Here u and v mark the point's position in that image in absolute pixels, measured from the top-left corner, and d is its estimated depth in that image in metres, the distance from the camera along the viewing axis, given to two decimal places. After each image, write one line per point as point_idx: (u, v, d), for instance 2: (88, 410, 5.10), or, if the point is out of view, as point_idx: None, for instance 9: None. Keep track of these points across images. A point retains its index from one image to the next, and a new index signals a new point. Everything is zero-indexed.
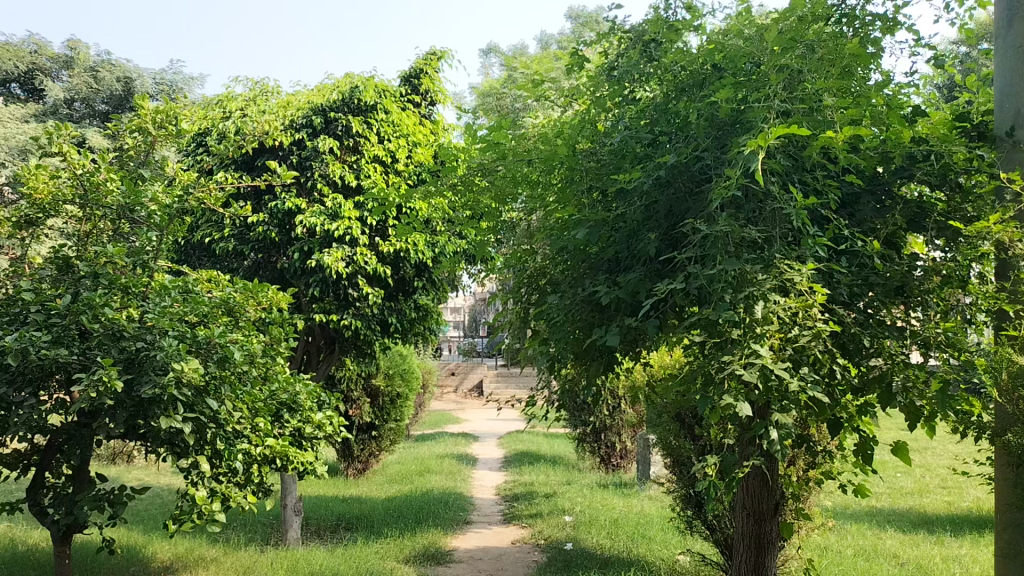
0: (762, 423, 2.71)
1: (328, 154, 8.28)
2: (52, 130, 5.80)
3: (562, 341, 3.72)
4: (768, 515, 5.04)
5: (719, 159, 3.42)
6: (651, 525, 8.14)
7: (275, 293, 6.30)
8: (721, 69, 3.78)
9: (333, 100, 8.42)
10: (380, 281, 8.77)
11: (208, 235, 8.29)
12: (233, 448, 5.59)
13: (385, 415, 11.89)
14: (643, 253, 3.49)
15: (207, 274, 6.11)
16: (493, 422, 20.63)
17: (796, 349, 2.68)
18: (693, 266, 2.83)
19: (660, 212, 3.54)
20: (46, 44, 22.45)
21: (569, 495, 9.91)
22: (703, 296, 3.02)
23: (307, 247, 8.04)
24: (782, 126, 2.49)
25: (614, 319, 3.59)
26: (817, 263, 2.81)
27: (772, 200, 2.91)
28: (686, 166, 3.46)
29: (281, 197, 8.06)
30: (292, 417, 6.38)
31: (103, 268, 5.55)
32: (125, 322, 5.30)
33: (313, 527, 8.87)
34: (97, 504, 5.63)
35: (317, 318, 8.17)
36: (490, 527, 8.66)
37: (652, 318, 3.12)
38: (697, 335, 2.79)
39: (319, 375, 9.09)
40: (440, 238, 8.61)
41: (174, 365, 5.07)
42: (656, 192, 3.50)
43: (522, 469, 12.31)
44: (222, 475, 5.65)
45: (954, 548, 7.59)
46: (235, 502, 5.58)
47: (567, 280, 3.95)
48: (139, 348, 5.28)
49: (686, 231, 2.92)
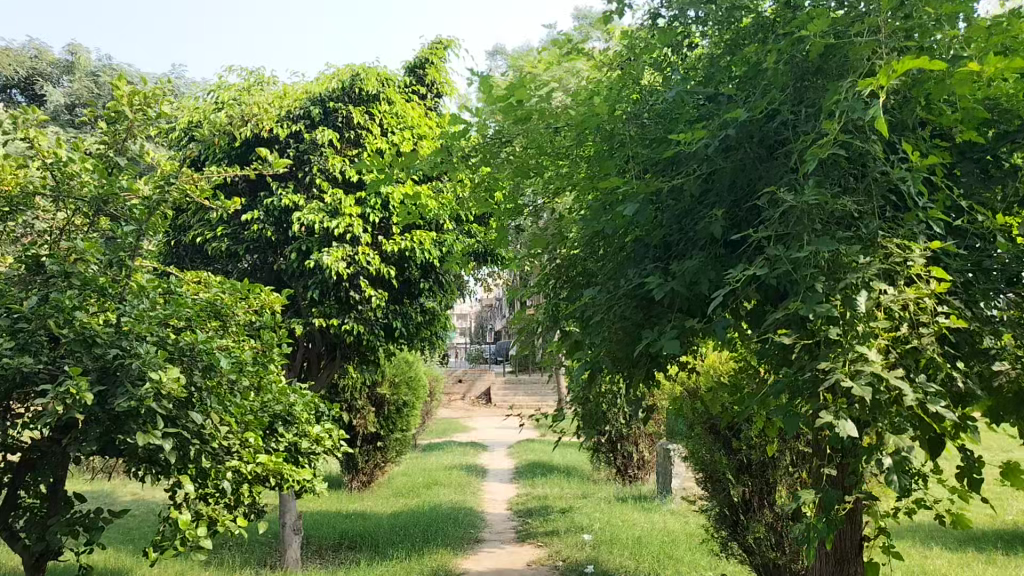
0: (867, 445, 2.14)
1: (328, 146, 7.73)
2: (19, 115, 5.24)
3: (599, 343, 3.14)
4: (850, 556, 4.45)
5: (791, 121, 2.83)
6: (677, 543, 7.55)
7: (268, 294, 5.74)
8: (790, 13, 3.19)
9: (333, 89, 7.88)
10: (384, 283, 8.20)
11: (200, 234, 7.73)
12: (221, 466, 5.03)
13: (391, 425, 11.31)
14: (699, 238, 2.91)
15: (193, 274, 5.54)
16: (503, 432, 20.05)
17: (912, 350, 2.10)
18: (774, 248, 2.25)
19: (717, 188, 2.95)
20: (46, 50, 22.01)
21: (587, 510, 9.30)
22: (781, 287, 2.45)
23: (305, 247, 7.48)
24: (908, 59, 1.92)
25: (664, 317, 3.02)
26: (934, 241, 2.23)
27: (873, 163, 2.32)
28: (750, 132, 2.88)
29: (278, 193, 7.54)
30: (287, 430, 5.81)
31: (74, 266, 4.96)
32: (99, 327, 4.72)
33: (314, 546, 8.31)
34: (70, 528, 4.97)
35: (316, 322, 7.59)
36: (504, 546, 8.07)
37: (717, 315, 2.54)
38: (782, 335, 2.21)
39: (319, 384, 8.53)
40: (448, 237, 8.06)
41: (152, 375, 4.50)
42: (714, 163, 2.92)
43: (534, 481, 11.73)
44: (208, 496, 5.08)
45: (1009, 568, 6.98)
46: (223, 527, 5.00)
47: (602, 272, 3.37)
48: (114, 356, 4.71)
49: (764, 205, 2.34)
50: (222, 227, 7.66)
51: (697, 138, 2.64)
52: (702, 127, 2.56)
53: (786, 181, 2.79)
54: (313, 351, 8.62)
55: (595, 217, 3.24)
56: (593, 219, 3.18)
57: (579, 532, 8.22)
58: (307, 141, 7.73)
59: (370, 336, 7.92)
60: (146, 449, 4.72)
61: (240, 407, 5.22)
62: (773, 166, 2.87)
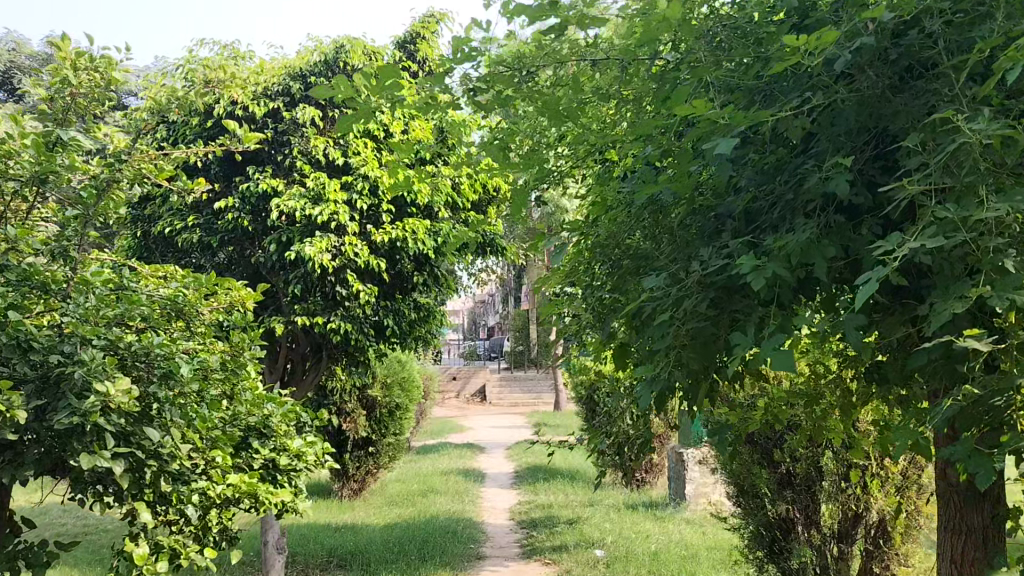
0: None
1: (310, 126, 7.04)
2: None
3: (655, 345, 2.45)
4: None
5: (926, 44, 2.11)
6: (699, 560, 6.87)
7: (240, 289, 5.00)
8: None
9: (314, 63, 7.14)
10: (374, 277, 7.49)
11: (171, 225, 7.04)
12: (184, 489, 4.32)
13: (383, 429, 10.60)
14: (793, 206, 2.20)
15: (153, 266, 4.75)
16: (501, 431, 19.34)
17: None
18: (945, 206, 1.74)
19: (817, 141, 2.25)
20: (24, 43, 21.24)
21: (596, 520, 8.62)
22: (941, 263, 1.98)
23: (285, 237, 6.77)
24: None
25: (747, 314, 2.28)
26: None
27: None
28: (866, 63, 2.15)
29: (254, 178, 6.84)
30: (264, 445, 5.08)
31: (7, 258, 4.20)
32: (34, 329, 3.96)
33: (299, 566, 7.62)
34: (9, 565, 4.12)
35: (299, 321, 6.88)
36: (507, 564, 7.39)
37: (853, 316, 1.99)
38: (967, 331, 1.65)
39: (304, 387, 7.84)
40: (444, 226, 7.34)
41: (97, 386, 3.76)
42: (813, 106, 2.20)
43: (536, 487, 11.05)
44: (171, 524, 4.37)
45: None
46: (188, 561, 4.29)
47: (651, 251, 2.67)
48: (55, 363, 3.97)
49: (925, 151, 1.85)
50: (194, 217, 6.95)
51: (801, 60, 1.93)
52: (815, 38, 1.85)
53: (908, 126, 2.11)
54: (297, 353, 7.92)
55: (639, 176, 2.54)
56: (638, 179, 2.48)
57: (590, 548, 7.54)
58: (287, 120, 7.00)
59: (359, 335, 7.20)
60: (94, 472, 4.01)
61: (208, 419, 4.50)
62: (893, 111, 2.17)
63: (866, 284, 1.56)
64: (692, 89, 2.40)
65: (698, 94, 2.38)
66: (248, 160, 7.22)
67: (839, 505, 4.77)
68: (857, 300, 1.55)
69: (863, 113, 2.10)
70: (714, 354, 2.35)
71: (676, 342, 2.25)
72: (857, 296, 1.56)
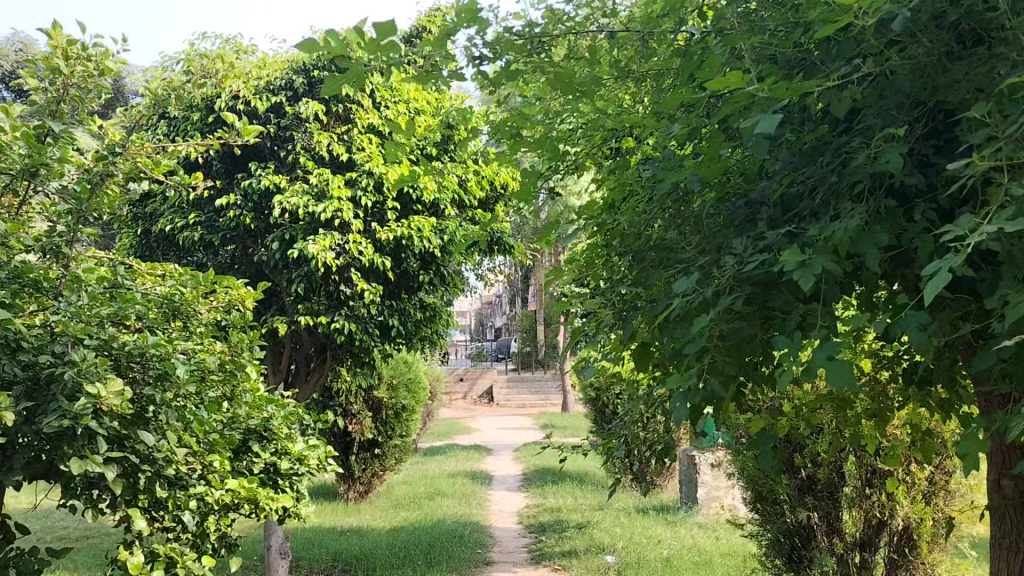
0: None
1: (313, 121, 6.86)
2: None
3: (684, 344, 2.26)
4: None
5: (986, 9, 1.90)
6: (713, 567, 6.66)
7: (239, 288, 4.82)
8: None
9: (318, 56, 6.96)
10: (379, 275, 7.32)
11: (172, 222, 6.89)
12: (181, 495, 4.15)
13: (389, 431, 10.43)
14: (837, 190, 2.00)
15: (149, 264, 4.56)
16: (509, 433, 19.17)
17: None
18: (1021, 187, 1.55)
19: (863, 120, 2.05)
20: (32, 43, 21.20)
21: (606, 525, 8.42)
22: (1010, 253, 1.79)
23: (288, 234, 6.61)
24: None
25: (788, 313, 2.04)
26: None
27: None
28: (919, 32, 1.94)
29: (256, 174, 6.67)
30: (264, 449, 4.90)
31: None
32: (23, 328, 3.79)
33: (303, 571, 7.45)
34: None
35: (302, 321, 6.71)
36: (515, 570, 7.21)
37: (915, 314, 1.80)
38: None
39: (307, 388, 7.67)
40: (451, 224, 7.16)
41: (88, 386, 3.58)
42: (859, 80, 1.99)
43: (544, 490, 10.86)
44: (168, 531, 4.19)
45: None
46: (184, 570, 4.10)
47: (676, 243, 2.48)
48: (45, 364, 3.80)
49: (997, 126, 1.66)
50: (196, 214, 6.80)
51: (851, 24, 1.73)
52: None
53: (967, 101, 1.90)
54: (300, 354, 7.77)
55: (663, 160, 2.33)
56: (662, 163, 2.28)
57: (600, 553, 7.34)
58: (289, 115, 6.83)
59: (364, 335, 7.02)
60: (86, 477, 3.83)
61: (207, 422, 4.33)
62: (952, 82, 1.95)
63: (937, 274, 1.38)
64: (722, 64, 2.20)
65: (729, 69, 2.18)
66: (251, 156, 7.06)
67: (863, 513, 4.58)
68: (928, 293, 1.36)
69: (921, 82, 1.86)
70: (746, 355, 2.13)
71: (707, 343, 2.03)
72: (927, 287, 1.37)
